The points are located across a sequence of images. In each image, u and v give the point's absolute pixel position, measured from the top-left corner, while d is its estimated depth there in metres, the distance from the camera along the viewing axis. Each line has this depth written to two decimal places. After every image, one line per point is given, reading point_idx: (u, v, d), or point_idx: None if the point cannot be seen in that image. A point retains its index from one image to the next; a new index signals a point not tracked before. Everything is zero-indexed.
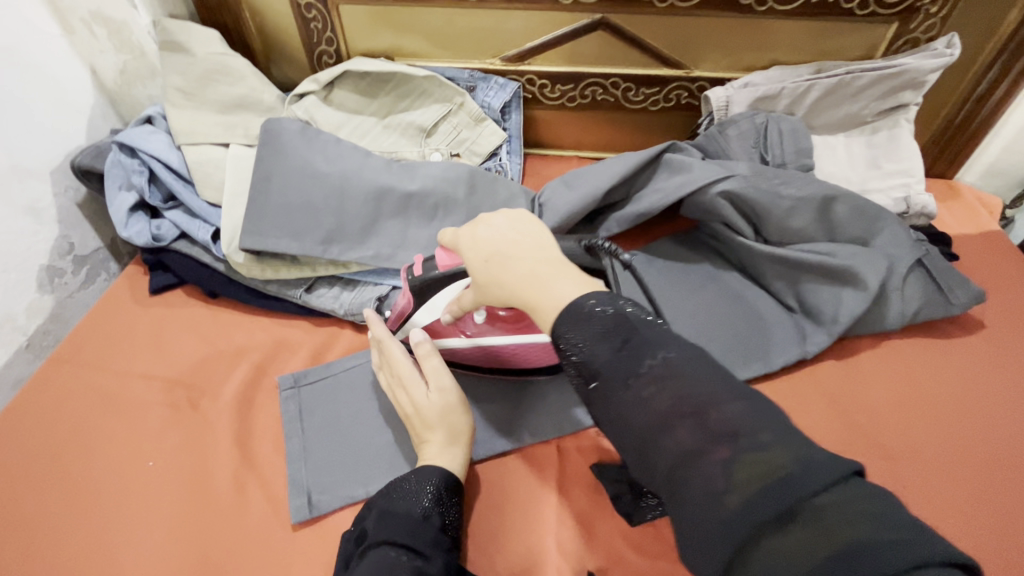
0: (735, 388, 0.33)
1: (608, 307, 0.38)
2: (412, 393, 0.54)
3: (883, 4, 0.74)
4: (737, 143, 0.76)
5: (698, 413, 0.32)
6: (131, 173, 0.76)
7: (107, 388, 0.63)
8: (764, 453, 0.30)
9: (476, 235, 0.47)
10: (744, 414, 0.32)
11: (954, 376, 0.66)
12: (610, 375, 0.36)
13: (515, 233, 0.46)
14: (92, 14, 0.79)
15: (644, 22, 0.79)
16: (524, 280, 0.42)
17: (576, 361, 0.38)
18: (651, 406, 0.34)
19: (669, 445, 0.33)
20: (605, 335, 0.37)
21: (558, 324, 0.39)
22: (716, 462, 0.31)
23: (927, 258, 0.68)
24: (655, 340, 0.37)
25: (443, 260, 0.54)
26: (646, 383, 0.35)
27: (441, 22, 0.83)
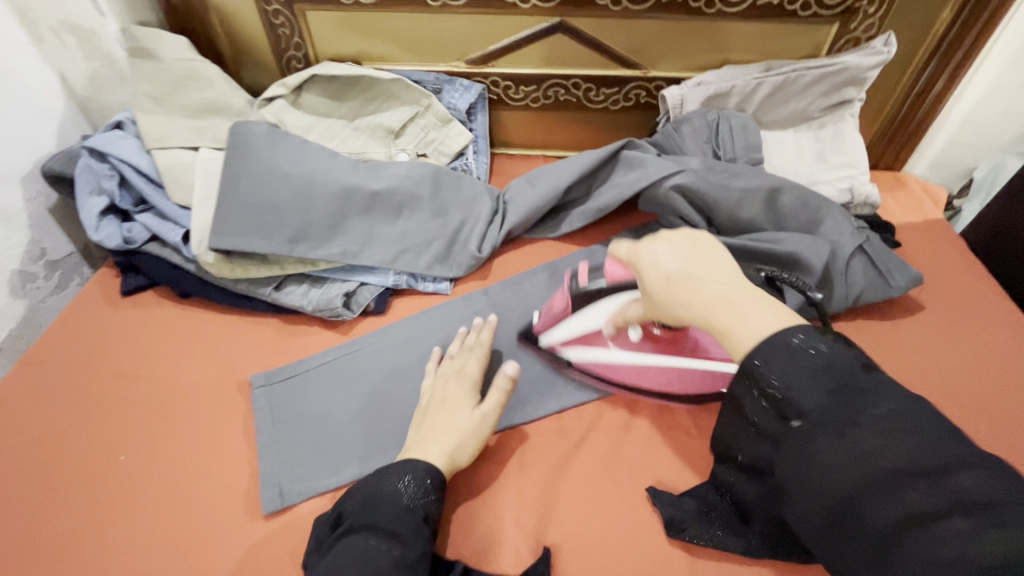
0: (959, 449, 0.36)
1: (819, 348, 0.40)
2: (455, 403, 0.57)
3: (823, 5, 0.78)
4: (692, 140, 0.80)
5: (926, 475, 0.35)
6: (101, 177, 0.77)
7: (78, 388, 0.65)
8: (1002, 526, 0.32)
9: (652, 249, 0.47)
10: (979, 481, 0.34)
11: (894, 356, 0.70)
12: (822, 416, 0.39)
13: (704, 257, 0.46)
14: (61, 22, 0.80)
15: (601, 24, 0.83)
16: (712, 305, 0.43)
17: (779, 396, 0.41)
18: (876, 459, 0.36)
19: (896, 501, 0.35)
20: (816, 377, 0.40)
21: (759, 354, 0.41)
22: (949, 530, 0.33)
23: (868, 244, 0.72)
24: (876, 392, 0.39)
25: (615, 272, 0.55)
26: (868, 434, 0.37)
27: (406, 26, 0.85)
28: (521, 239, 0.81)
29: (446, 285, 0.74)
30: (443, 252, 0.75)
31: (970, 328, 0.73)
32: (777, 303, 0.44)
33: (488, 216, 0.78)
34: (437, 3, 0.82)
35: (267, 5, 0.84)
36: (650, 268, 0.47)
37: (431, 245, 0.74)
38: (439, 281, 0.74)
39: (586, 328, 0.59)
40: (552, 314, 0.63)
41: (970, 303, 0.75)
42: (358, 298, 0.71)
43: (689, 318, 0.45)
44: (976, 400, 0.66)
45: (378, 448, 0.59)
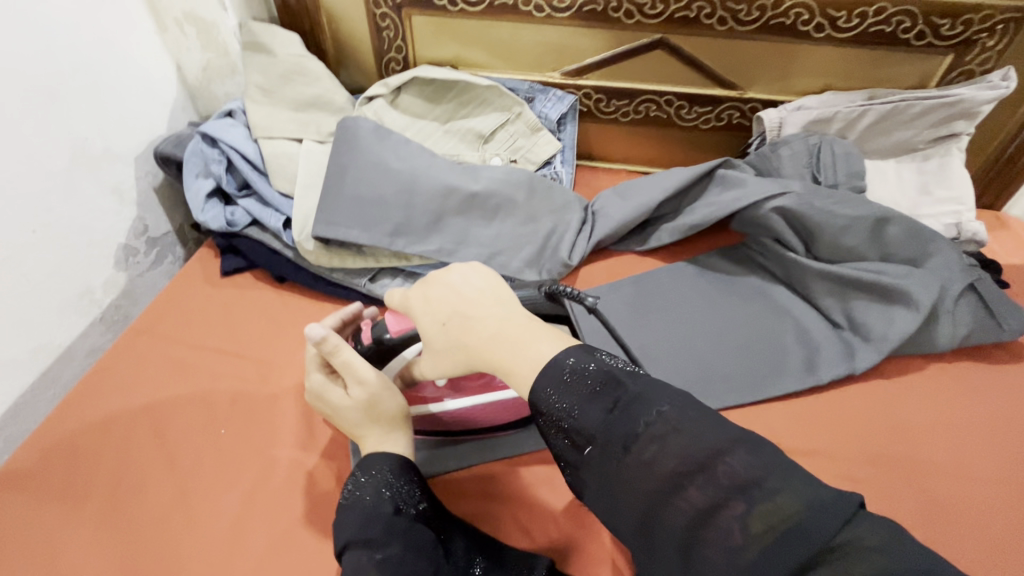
0: (728, 435, 0.36)
1: (587, 367, 0.42)
2: (328, 400, 0.54)
3: (939, 36, 0.76)
4: (789, 163, 0.79)
5: (702, 471, 0.35)
6: (211, 161, 0.80)
7: (183, 359, 0.68)
8: (770, 502, 0.33)
9: (428, 293, 0.51)
10: (749, 463, 0.35)
11: (1001, 402, 0.67)
12: (607, 438, 0.39)
13: (471, 291, 0.49)
14: (184, 14, 0.85)
15: (702, 43, 0.83)
16: (492, 334, 0.46)
17: (569, 427, 0.41)
18: (657, 469, 0.36)
19: (681, 504, 0.35)
20: (594, 398, 0.40)
21: (540, 385, 0.42)
22: (729, 519, 0.34)
23: (980, 282, 0.69)
24: (645, 397, 0.40)
25: (392, 325, 0.57)
26: (646, 444, 0.37)
27: (507, 35, 0.87)
28: (607, 250, 0.82)
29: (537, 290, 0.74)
30: (534, 257, 0.75)
31: None
32: (550, 330, 0.46)
33: (577, 226, 0.78)
34: (541, 14, 0.83)
35: (375, 8, 0.87)
36: (426, 313, 0.50)
37: (523, 248, 0.75)
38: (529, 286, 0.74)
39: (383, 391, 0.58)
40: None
41: None
42: None
43: (465, 350, 0.47)
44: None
45: None
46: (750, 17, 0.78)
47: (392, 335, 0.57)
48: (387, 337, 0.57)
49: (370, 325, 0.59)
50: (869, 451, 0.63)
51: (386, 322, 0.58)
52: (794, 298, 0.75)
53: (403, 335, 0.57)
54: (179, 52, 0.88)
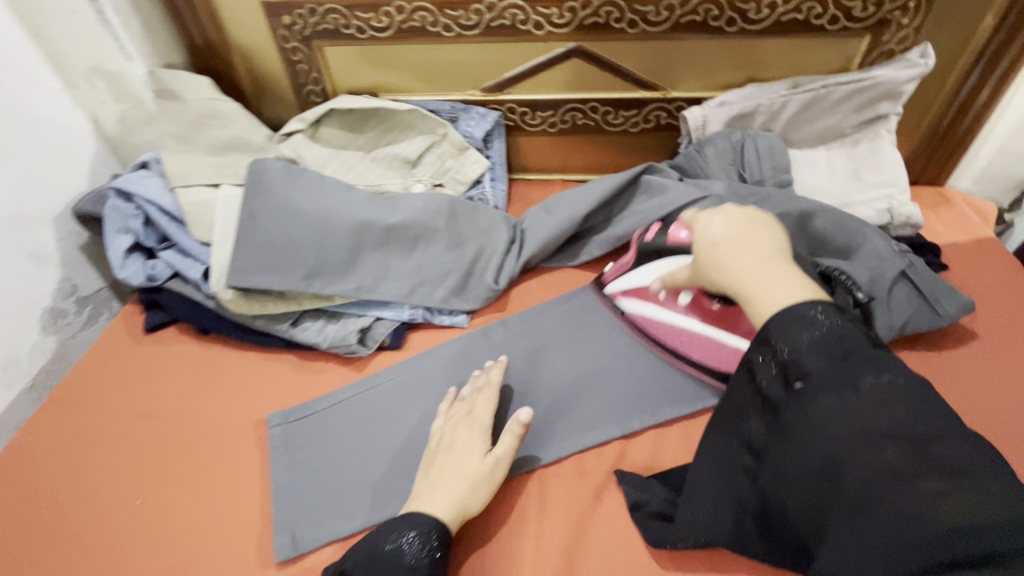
0: (944, 422, 0.37)
1: (832, 319, 0.40)
2: (465, 449, 0.55)
3: (852, 19, 0.74)
4: (715, 161, 0.77)
5: (914, 442, 0.36)
6: (128, 217, 0.79)
7: (101, 427, 0.66)
8: (975, 496, 0.33)
9: (702, 218, 0.51)
10: (960, 453, 0.35)
11: (943, 392, 0.65)
12: (827, 380, 0.39)
13: (750, 229, 0.48)
14: (92, 68, 0.83)
15: (618, 47, 0.81)
16: (745, 268, 0.45)
17: (784, 359, 0.40)
18: (866, 420, 0.37)
19: (881, 464, 0.36)
20: (822, 343, 0.39)
21: (775, 321, 0.41)
22: (922, 491, 0.34)
23: (912, 270, 0.67)
24: (879, 362, 0.39)
25: (678, 234, 0.63)
26: (866, 400, 0.37)
27: (420, 57, 0.86)
28: (539, 268, 0.79)
29: (462, 318, 0.73)
30: (459, 285, 0.73)
31: None
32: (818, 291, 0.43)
33: (504, 247, 0.76)
34: (451, 34, 0.82)
35: (285, 43, 0.86)
36: (699, 230, 0.50)
37: (447, 277, 0.73)
38: (455, 315, 0.73)
39: (641, 278, 0.66)
40: (620, 264, 0.71)
41: None
42: (373, 333, 0.70)
43: (716, 273, 0.47)
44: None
45: (385, 495, 0.57)
46: (659, 18, 0.77)
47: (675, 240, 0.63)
48: (665, 242, 0.64)
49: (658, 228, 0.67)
50: None
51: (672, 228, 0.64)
52: None
53: (678, 245, 0.62)
54: (91, 106, 0.87)
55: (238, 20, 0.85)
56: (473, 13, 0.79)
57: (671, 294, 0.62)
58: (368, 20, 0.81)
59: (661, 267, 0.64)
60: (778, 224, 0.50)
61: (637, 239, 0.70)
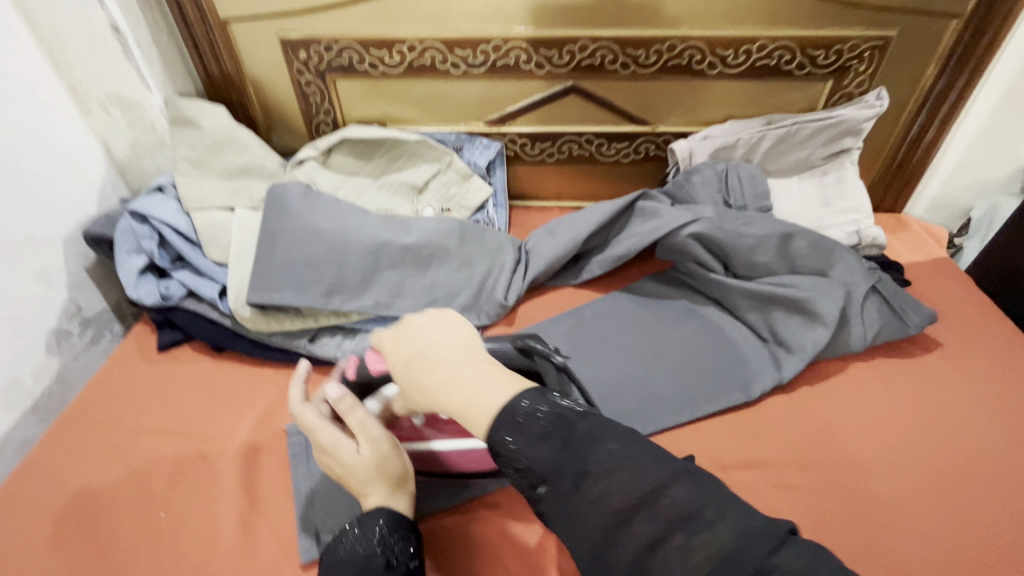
0: (670, 470, 0.39)
1: (540, 408, 0.43)
2: (338, 453, 0.53)
3: (817, 65, 0.84)
4: (702, 190, 0.84)
5: (645, 502, 0.38)
6: (142, 238, 0.80)
7: (118, 443, 0.66)
8: (710, 532, 0.35)
9: (401, 330, 0.52)
10: (689, 497, 0.37)
11: (915, 393, 0.72)
12: (559, 476, 0.41)
13: (439, 335, 0.50)
14: (109, 95, 0.85)
15: (612, 86, 0.89)
16: (445, 381, 0.47)
17: (523, 467, 0.43)
18: (605, 505, 0.39)
19: (630, 539, 0.37)
20: (546, 436, 0.42)
21: (496, 430, 0.43)
22: (671, 549, 0.36)
23: (880, 285, 0.75)
24: (595, 435, 0.42)
25: (373, 362, 0.58)
26: (596, 480, 0.39)
27: (429, 91, 0.92)
28: (543, 286, 0.85)
29: None
30: (470, 302, 0.77)
31: (987, 361, 0.75)
32: (507, 373, 0.47)
33: (511, 266, 0.81)
34: (458, 71, 0.88)
35: (300, 76, 0.91)
36: (392, 350, 0.51)
37: (459, 294, 0.77)
38: None
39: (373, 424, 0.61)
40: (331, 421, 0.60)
41: (983, 339, 0.78)
42: None
43: (422, 392, 0.48)
44: (948, 440, 0.67)
45: None
46: (649, 61, 0.85)
47: (373, 374, 0.58)
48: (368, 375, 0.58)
49: (354, 361, 0.60)
50: (800, 453, 0.66)
51: (367, 358, 0.58)
52: (723, 316, 0.79)
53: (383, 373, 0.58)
54: (103, 131, 0.87)
55: (254, 54, 0.89)
56: (480, 53, 0.86)
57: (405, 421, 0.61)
58: (382, 57, 0.87)
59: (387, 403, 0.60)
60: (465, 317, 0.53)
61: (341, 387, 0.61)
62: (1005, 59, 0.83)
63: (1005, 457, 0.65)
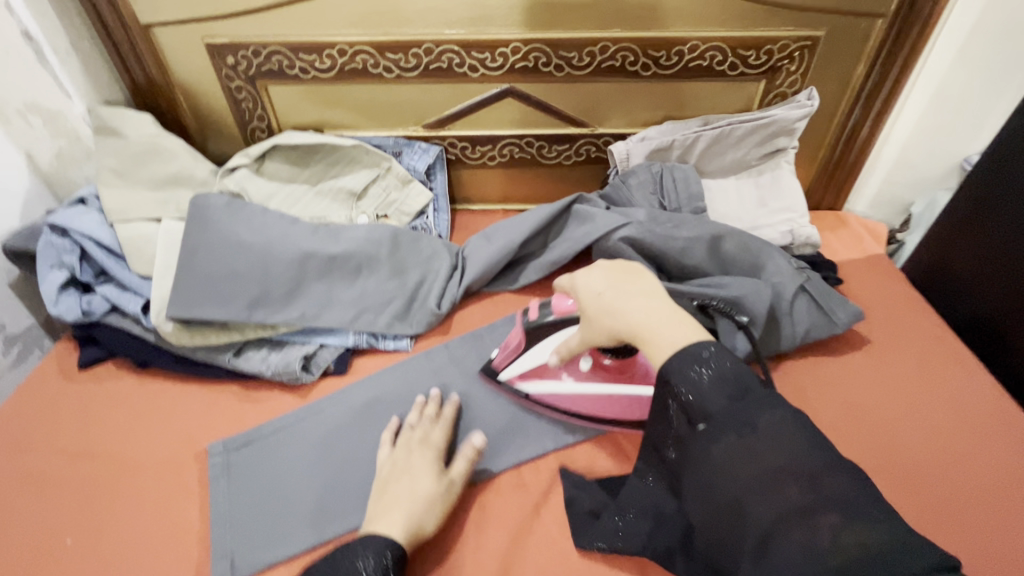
0: (829, 460, 0.40)
1: (723, 362, 0.44)
2: (417, 473, 0.57)
3: (749, 65, 0.84)
4: (639, 192, 0.84)
5: (809, 476, 0.39)
6: (62, 252, 0.78)
7: (30, 468, 0.64)
8: (866, 524, 0.36)
9: (587, 273, 0.57)
10: (844, 486, 0.38)
11: (842, 389, 0.73)
12: (722, 419, 0.43)
13: (621, 279, 0.55)
14: (27, 105, 0.82)
15: (548, 88, 0.88)
16: (635, 321, 0.50)
17: (690, 402, 0.44)
18: (764, 459, 0.40)
19: (779, 498, 0.38)
20: (719, 382, 0.44)
21: (672, 362, 0.46)
22: (823, 525, 0.36)
23: (809, 284, 0.76)
24: (770, 402, 0.43)
25: (559, 306, 0.61)
26: (762, 438, 0.41)
27: (363, 96, 0.90)
28: (480, 292, 0.84)
29: (406, 342, 0.75)
30: (402, 311, 0.76)
31: (914, 356, 0.76)
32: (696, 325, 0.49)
33: (447, 273, 0.80)
34: (392, 75, 0.87)
35: (230, 82, 0.89)
36: (584, 287, 0.56)
37: (390, 303, 0.76)
38: (399, 339, 0.76)
39: (538, 360, 0.64)
40: (507, 349, 0.65)
41: (911, 334, 0.79)
42: (318, 359, 0.72)
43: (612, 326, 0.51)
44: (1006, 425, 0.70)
45: (336, 513, 0.59)
46: (582, 63, 0.85)
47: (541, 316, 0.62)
48: (550, 317, 0.62)
49: (536, 305, 0.64)
50: None
51: (551, 303, 0.62)
52: None
53: (564, 318, 0.61)
54: (27, 142, 0.84)
55: (180, 60, 0.87)
56: (412, 56, 0.84)
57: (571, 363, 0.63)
58: (312, 61, 0.85)
59: (553, 343, 0.63)
60: (645, 270, 0.57)
61: (516, 320, 0.66)
62: (936, 51, 0.83)
63: (924, 447, 0.67)
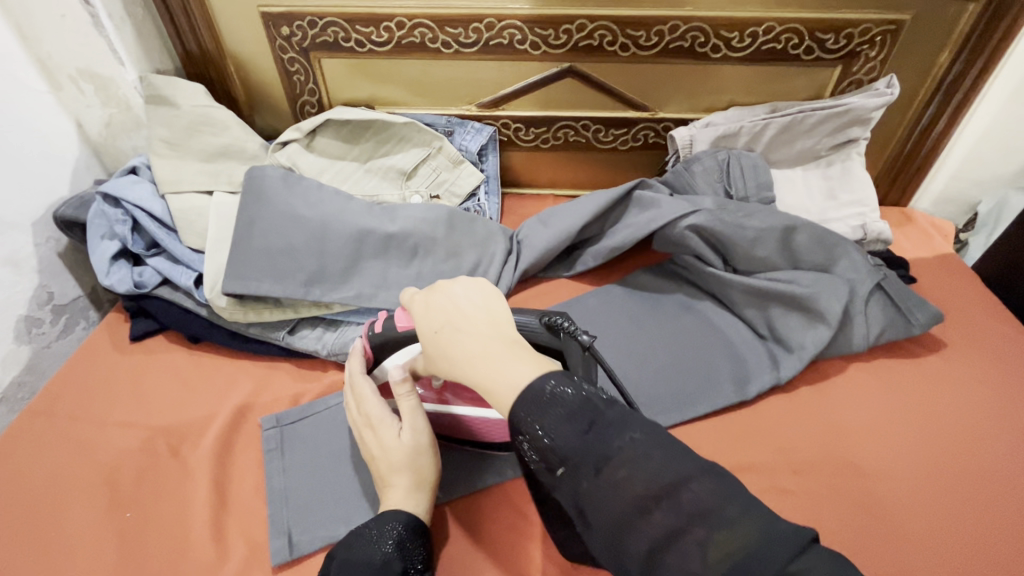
0: (690, 466, 0.35)
1: (565, 389, 0.39)
2: (383, 435, 0.53)
3: (826, 50, 0.80)
4: (702, 179, 0.81)
5: (665, 496, 0.34)
6: (114, 223, 0.76)
7: (84, 437, 0.63)
8: (728, 532, 0.32)
9: (431, 298, 0.48)
10: (710, 493, 0.34)
11: (916, 391, 0.70)
12: (576, 459, 0.38)
13: (467, 303, 0.46)
14: (80, 71, 0.80)
15: (610, 69, 0.85)
16: (471, 357, 0.42)
17: (541, 447, 0.39)
18: (625, 491, 0.35)
19: (647, 529, 0.35)
20: (569, 420, 0.38)
21: (518, 408, 0.39)
22: (689, 545, 0.33)
23: (886, 281, 0.72)
24: (620, 421, 0.38)
25: (402, 321, 0.56)
26: (617, 468, 0.36)
27: (418, 73, 0.87)
28: (535, 278, 0.82)
29: None
30: None
31: (992, 361, 0.73)
32: (538, 357, 0.43)
33: (502, 257, 0.78)
34: (449, 51, 0.84)
35: (283, 53, 0.86)
36: (423, 318, 0.47)
37: None
38: None
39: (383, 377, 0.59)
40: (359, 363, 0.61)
41: (987, 337, 0.75)
42: None
43: (449, 365, 0.44)
44: (979, 422, 0.67)
45: None
46: (649, 42, 0.81)
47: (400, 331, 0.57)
48: (394, 332, 0.57)
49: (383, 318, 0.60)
50: (799, 455, 0.64)
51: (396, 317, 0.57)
52: (722, 312, 0.76)
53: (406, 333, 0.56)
54: (77, 110, 0.82)
55: (234, 29, 0.85)
56: (472, 31, 0.81)
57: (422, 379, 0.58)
58: (368, 34, 0.83)
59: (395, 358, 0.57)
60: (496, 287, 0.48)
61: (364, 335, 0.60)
62: None
63: (1006, 456, 0.64)
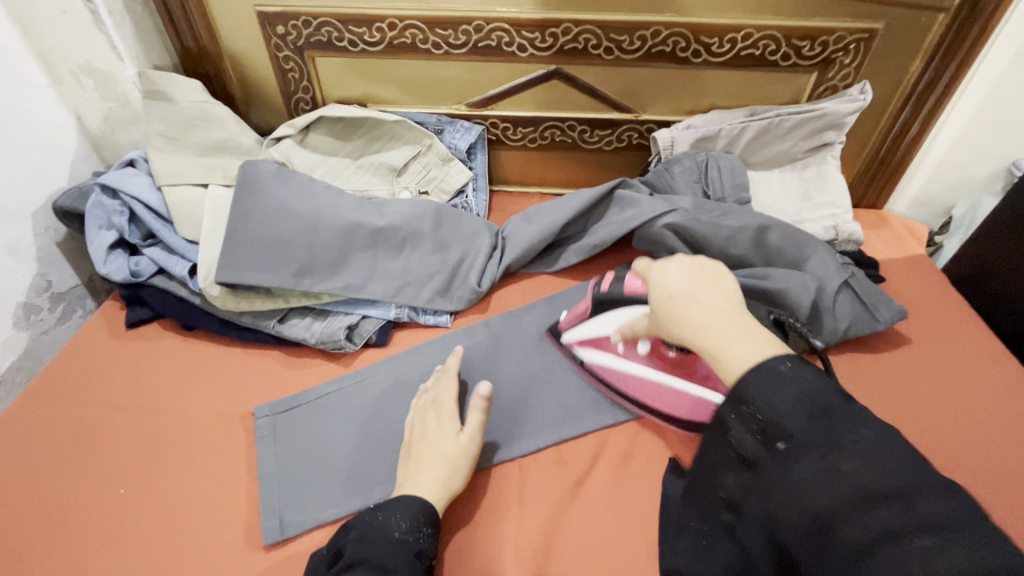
0: (925, 479, 0.35)
1: (802, 374, 0.42)
2: (441, 427, 0.59)
3: (802, 56, 0.83)
4: (682, 180, 0.84)
5: (900, 498, 0.34)
6: (112, 213, 0.79)
7: (81, 419, 0.65)
8: (969, 545, 0.31)
9: (663, 270, 0.52)
10: (950, 507, 0.33)
11: (882, 385, 0.73)
12: (804, 439, 0.39)
13: (699, 279, 0.51)
14: (80, 66, 0.83)
15: (595, 71, 0.88)
16: (707, 325, 0.47)
17: (762, 419, 0.42)
18: (851, 478, 0.36)
19: (864, 520, 0.35)
20: (799, 402, 0.40)
21: (747, 376, 0.43)
22: (913, 548, 0.32)
23: (853, 280, 0.75)
24: (855, 419, 0.39)
25: (635, 284, 0.61)
26: (848, 456, 0.37)
27: (410, 72, 0.90)
28: (519, 273, 0.84)
29: (446, 318, 0.76)
30: (444, 287, 0.77)
31: (956, 358, 0.75)
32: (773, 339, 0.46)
33: (487, 252, 0.80)
34: (440, 51, 0.87)
35: (278, 51, 0.89)
36: (657, 285, 0.52)
37: (432, 278, 0.76)
38: (439, 314, 0.76)
39: (596, 329, 0.66)
40: (574, 314, 0.69)
41: (953, 335, 0.78)
42: (361, 330, 0.73)
43: (682, 330, 0.49)
44: None
45: (376, 481, 0.60)
46: (633, 46, 0.84)
47: (627, 293, 0.62)
48: (620, 293, 0.62)
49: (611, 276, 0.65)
50: None
51: (629, 280, 0.62)
52: None
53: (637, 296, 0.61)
54: (76, 103, 0.85)
55: (231, 27, 0.87)
56: (461, 33, 0.84)
57: (628, 343, 0.64)
58: (361, 34, 0.85)
59: (613, 319, 0.64)
60: (726, 270, 0.53)
61: (590, 289, 0.68)
62: (996, 47, 0.81)
63: (966, 448, 0.66)
